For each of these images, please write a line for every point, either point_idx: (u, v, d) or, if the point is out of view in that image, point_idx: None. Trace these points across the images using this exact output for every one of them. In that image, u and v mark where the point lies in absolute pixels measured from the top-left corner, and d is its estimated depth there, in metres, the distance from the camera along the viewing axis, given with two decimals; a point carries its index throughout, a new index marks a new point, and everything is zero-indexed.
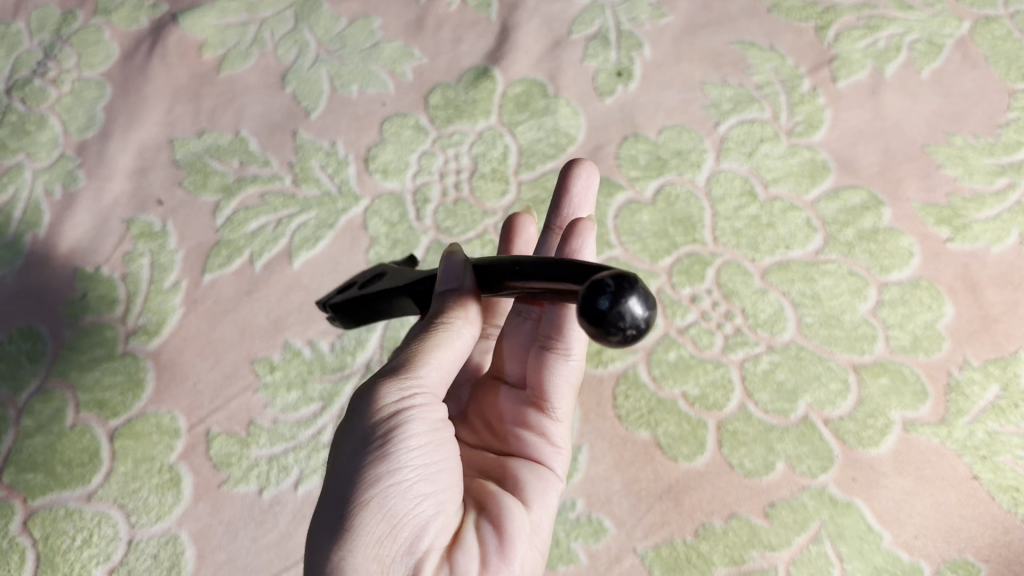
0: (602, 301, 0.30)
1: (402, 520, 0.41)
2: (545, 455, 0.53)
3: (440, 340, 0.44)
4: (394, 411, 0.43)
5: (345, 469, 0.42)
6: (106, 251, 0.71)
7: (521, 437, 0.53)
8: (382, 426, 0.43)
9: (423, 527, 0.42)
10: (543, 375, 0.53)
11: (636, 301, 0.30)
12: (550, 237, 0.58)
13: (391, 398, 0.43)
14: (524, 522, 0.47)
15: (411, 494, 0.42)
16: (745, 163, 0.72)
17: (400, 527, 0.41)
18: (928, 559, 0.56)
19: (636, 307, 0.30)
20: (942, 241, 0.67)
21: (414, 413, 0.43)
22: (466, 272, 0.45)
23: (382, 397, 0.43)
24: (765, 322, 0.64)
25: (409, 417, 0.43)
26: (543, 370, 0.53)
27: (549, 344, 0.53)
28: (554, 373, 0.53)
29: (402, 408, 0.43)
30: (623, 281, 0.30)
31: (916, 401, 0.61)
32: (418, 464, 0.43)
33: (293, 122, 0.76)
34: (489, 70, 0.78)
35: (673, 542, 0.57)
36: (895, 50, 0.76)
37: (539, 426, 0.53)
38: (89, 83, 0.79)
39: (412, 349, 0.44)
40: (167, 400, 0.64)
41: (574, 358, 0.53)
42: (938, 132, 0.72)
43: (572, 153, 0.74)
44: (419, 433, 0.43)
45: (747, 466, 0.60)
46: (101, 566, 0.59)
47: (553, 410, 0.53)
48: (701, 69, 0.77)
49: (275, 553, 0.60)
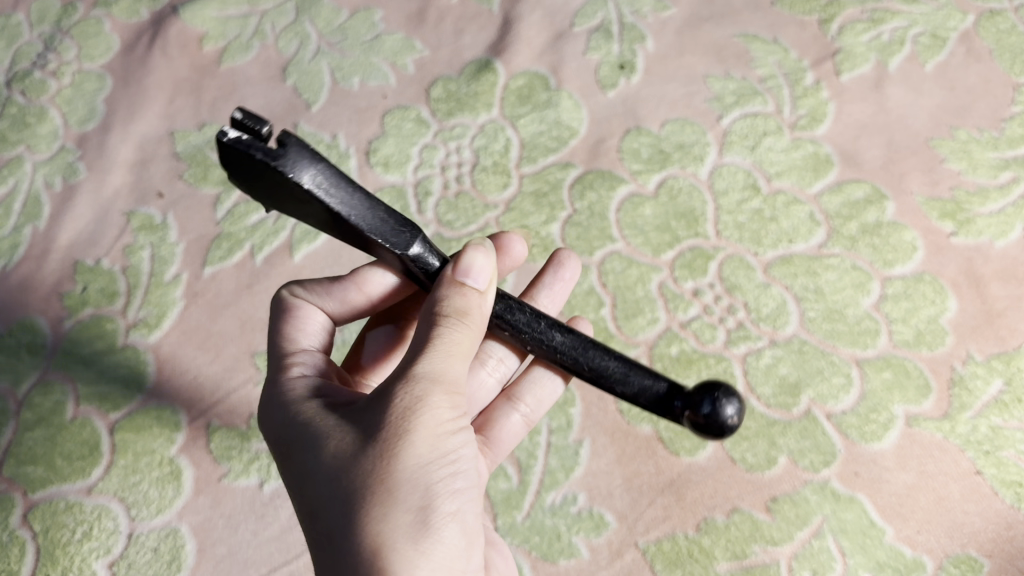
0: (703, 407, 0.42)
1: (466, 533, 0.42)
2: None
3: (466, 347, 0.43)
4: (449, 424, 0.42)
5: (409, 483, 0.40)
6: (107, 244, 0.70)
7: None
8: (444, 441, 0.41)
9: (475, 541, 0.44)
10: (492, 423, 0.57)
11: (729, 406, 0.42)
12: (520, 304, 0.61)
13: (449, 409, 0.42)
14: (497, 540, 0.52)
15: (468, 508, 0.43)
16: (748, 157, 0.71)
17: (465, 541, 0.42)
18: (931, 554, 0.56)
19: (729, 410, 0.42)
20: (946, 235, 0.67)
21: (461, 423, 0.43)
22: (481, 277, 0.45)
23: (440, 408, 0.41)
24: (768, 316, 0.64)
25: (459, 430, 0.43)
26: (497, 416, 0.57)
27: (507, 392, 0.58)
28: (504, 423, 0.57)
29: (455, 420, 0.42)
30: (731, 398, 0.43)
31: (919, 395, 0.60)
32: (469, 477, 0.43)
33: (293, 115, 0.76)
34: (491, 63, 0.78)
35: (675, 537, 0.57)
36: (899, 44, 0.76)
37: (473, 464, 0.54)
38: (90, 75, 0.79)
39: (444, 351, 0.42)
40: (168, 393, 0.64)
41: (525, 415, 0.57)
42: (942, 126, 0.72)
43: (574, 146, 0.73)
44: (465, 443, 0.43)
45: (749, 460, 0.59)
46: (101, 560, 0.59)
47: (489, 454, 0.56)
48: (704, 62, 0.76)
49: (276, 546, 0.59)
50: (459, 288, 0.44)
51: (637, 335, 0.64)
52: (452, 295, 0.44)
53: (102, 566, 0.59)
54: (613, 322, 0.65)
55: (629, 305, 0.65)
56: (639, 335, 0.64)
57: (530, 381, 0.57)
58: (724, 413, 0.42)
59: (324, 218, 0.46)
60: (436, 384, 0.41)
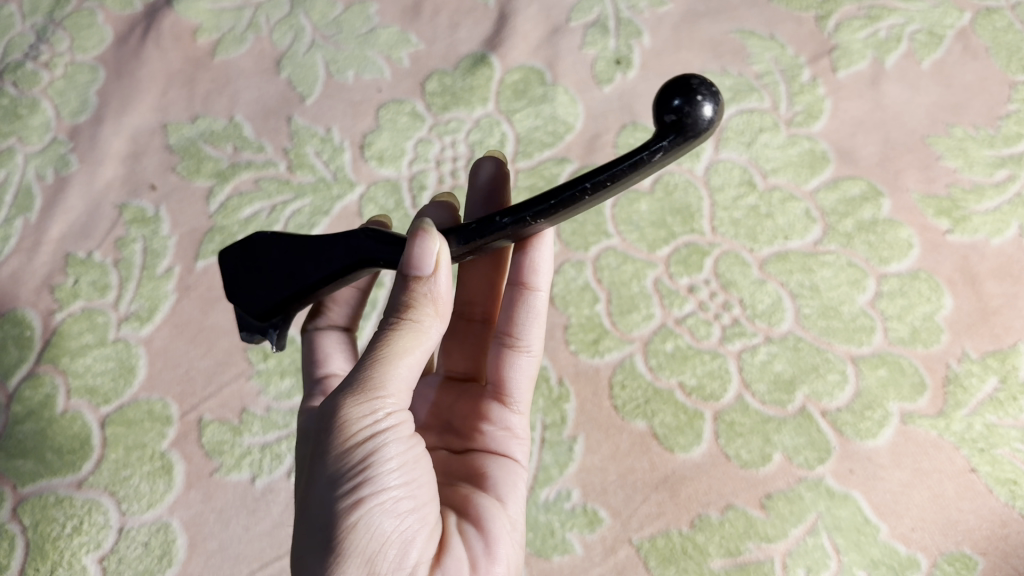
0: (675, 101, 0.38)
1: (390, 538, 0.40)
2: (510, 448, 0.55)
3: (404, 345, 0.41)
4: (366, 434, 0.41)
5: (322, 499, 0.40)
6: (99, 237, 0.70)
7: (486, 431, 0.55)
8: (358, 451, 0.40)
9: (410, 542, 0.41)
10: (499, 371, 0.56)
11: (707, 104, 0.38)
12: (518, 292, 0.55)
13: (363, 423, 0.40)
14: (504, 522, 0.49)
15: (396, 511, 0.41)
16: (744, 153, 0.71)
17: (389, 545, 0.40)
18: (925, 552, 0.56)
19: (707, 111, 0.38)
20: (941, 232, 0.66)
21: (388, 435, 0.41)
22: (433, 258, 0.40)
23: (352, 420, 0.40)
24: (763, 312, 0.64)
25: (382, 441, 0.41)
26: (503, 365, 0.56)
27: (505, 340, 0.56)
28: (512, 368, 0.56)
29: (376, 432, 0.41)
30: (706, 133, 0.39)
31: (914, 393, 0.60)
32: (395, 483, 0.41)
33: (288, 107, 0.76)
34: (487, 57, 0.77)
35: (669, 533, 0.57)
36: (895, 40, 0.75)
37: (503, 419, 0.56)
38: (83, 67, 0.78)
39: (364, 361, 0.41)
40: (159, 387, 0.64)
41: (530, 352, 0.56)
42: (938, 123, 0.71)
43: (570, 141, 0.73)
44: (395, 454, 0.41)
45: (744, 457, 0.59)
46: (91, 554, 0.59)
47: (513, 404, 0.56)
48: (700, 58, 0.76)
49: (267, 542, 0.59)
50: (405, 276, 0.41)
51: (632, 331, 0.63)
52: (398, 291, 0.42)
53: (92, 561, 0.59)
54: (607, 318, 0.64)
55: (624, 301, 0.65)
56: (634, 331, 0.63)
57: (542, 287, 0.55)
58: (701, 114, 0.38)
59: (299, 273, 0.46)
60: (352, 392, 0.40)
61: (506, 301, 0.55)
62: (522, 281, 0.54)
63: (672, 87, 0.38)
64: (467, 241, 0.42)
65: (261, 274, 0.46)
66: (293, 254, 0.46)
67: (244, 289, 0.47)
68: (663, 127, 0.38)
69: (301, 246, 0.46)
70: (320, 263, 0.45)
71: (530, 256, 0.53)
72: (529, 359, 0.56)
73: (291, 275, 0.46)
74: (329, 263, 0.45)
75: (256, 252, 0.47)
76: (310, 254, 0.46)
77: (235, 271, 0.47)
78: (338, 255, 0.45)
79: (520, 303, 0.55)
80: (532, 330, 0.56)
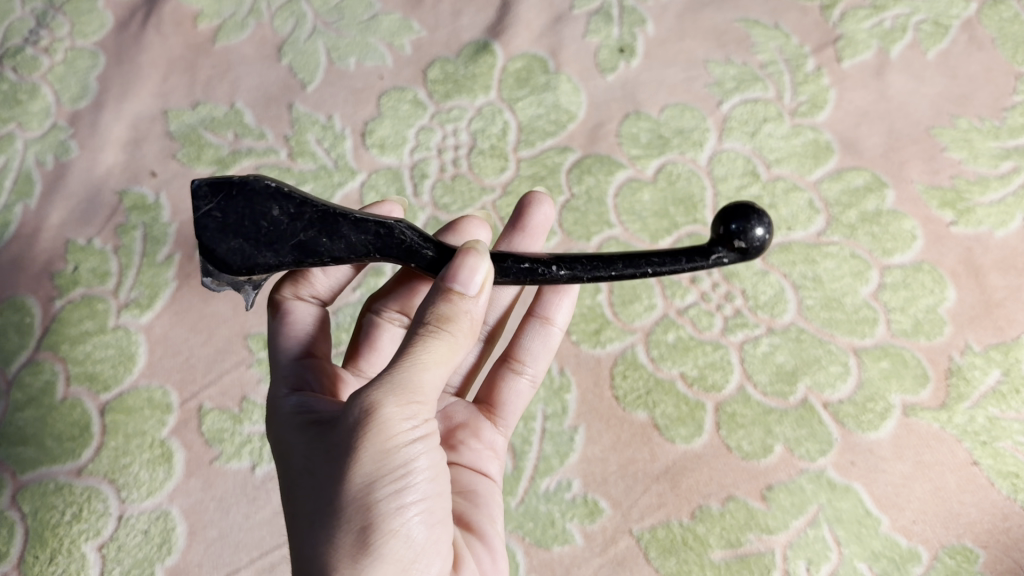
0: (733, 224, 0.42)
1: (424, 548, 0.40)
2: (491, 467, 0.54)
3: (446, 355, 0.40)
4: (405, 438, 0.39)
5: (356, 503, 0.39)
6: (99, 223, 0.70)
7: (472, 446, 0.54)
8: (398, 457, 0.39)
9: (438, 551, 0.42)
10: (497, 389, 0.57)
11: (761, 228, 0.42)
12: (530, 322, 0.57)
13: (404, 429, 0.39)
14: (499, 541, 0.50)
15: (429, 521, 0.41)
16: (748, 143, 0.71)
17: (422, 554, 0.40)
18: (926, 544, 0.56)
19: (759, 233, 0.42)
20: (945, 224, 0.66)
21: (424, 444, 0.40)
22: (478, 283, 0.42)
23: (395, 425, 0.39)
24: (765, 304, 0.63)
25: (419, 449, 0.40)
26: (502, 384, 0.57)
27: (512, 361, 0.57)
28: (511, 388, 0.57)
29: (415, 439, 0.40)
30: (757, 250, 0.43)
31: (917, 385, 0.60)
32: (429, 492, 0.41)
33: (289, 94, 0.75)
34: (490, 44, 0.77)
35: (670, 524, 0.57)
36: (901, 31, 0.75)
37: (490, 437, 0.55)
38: (83, 53, 0.78)
39: (405, 366, 0.39)
40: (159, 375, 0.64)
41: (530, 377, 0.57)
42: (943, 115, 0.71)
43: (573, 130, 0.72)
44: (429, 463, 0.41)
45: (745, 448, 0.59)
46: (90, 542, 0.59)
47: (502, 424, 0.56)
48: (705, 46, 0.76)
49: (267, 530, 0.59)
50: (448, 292, 0.41)
51: (633, 322, 0.63)
52: (438, 303, 0.41)
53: (92, 549, 0.58)
54: (609, 308, 0.64)
55: (626, 291, 0.64)
56: (636, 321, 0.63)
57: (560, 324, 0.58)
58: (754, 236, 0.42)
59: (297, 243, 0.46)
60: (393, 393, 0.39)
61: (521, 328, 0.58)
62: (544, 316, 0.57)
63: (733, 210, 0.42)
64: (521, 278, 0.47)
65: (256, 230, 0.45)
66: (304, 222, 0.46)
67: (235, 239, 0.45)
68: (718, 238, 0.43)
69: (310, 216, 0.46)
70: (336, 242, 0.46)
71: (559, 292, 0.57)
72: (529, 385, 0.57)
73: (300, 244, 0.46)
74: (341, 242, 0.46)
75: (257, 205, 0.45)
76: (322, 225, 0.46)
77: (228, 217, 0.45)
78: (355, 238, 0.46)
79: (535, 331, 0.57)
80: (536, 359, 0.57)
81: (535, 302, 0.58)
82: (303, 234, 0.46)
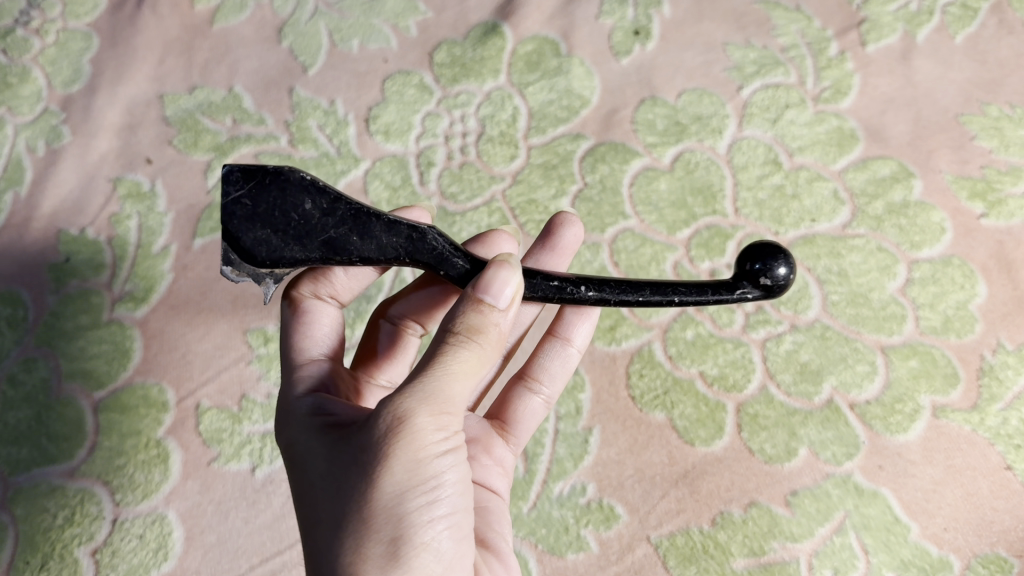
0: (756, 263, 0.43)
1: (453, 562, 0.38)
2: (499, 484, 0.51)
3: (476, 365, 0.38)
4: (435, 449, 0.37)
5: (384, 516, 0.36)
6: (93, 213, 0.67)
7: (482, 461, 0.51)
8: (427, 470, 0.37)
9: (463, 565, 0.39)
10: (510, 405, 0.54)
11: (782, 267, 0.43)
12: (549, 343, 0.54)
13: (433, 440, 0.37)
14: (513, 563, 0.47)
15: (456, 535, 0.38)
16: (770, 130, 0.68)
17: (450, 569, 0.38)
18: (958, 553, 0.53)
19: (782, 271, 0.43)
20: (975, 216, 0.63)
21: (452, 455, 0.38)
22: (508, 297, 0.39)
23: (425, 436, 0.36)
24: (789, 299, 0.60)
25: (447, 462, 0.37)
26: (516, 402, 0.54)
27: (527, 378, 0.54)
28: (524, 407, 0.54)
29: (444, 451, 0.37)
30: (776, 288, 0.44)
31: (947, 385, 0.57)
32: (457, 506, 0.38)
33: (289, 78, 0.72)
34: (499, 26, 0.73)
35: (689, 531, 0.54)
36: (928, 13, 0.72)
37: (500, 454, 0.52)
38: (75, 34, 0.74)
39: (435, 375, 0.37)
40: (155, 372, 0.61)
41: (545, 398, 0.54)
42: (972, 101, 0.68)
43: (586, 117, 0.69)
44: (456, 475, 0.38)
45: (768, 452, 0.56)
46: (84, 547, 0.56)
47: (514, 442, 0.54)
48: (723, 29, 0.72)
49: (268, 535, 0.56)
50: (478, 302, 0.39)
51: (650, 318, 0.60)
52: (467, 311, 0.38)
53: (85, 554, 0.56)
54: None
55: None
56: (653, 317, 0.60)
57: (580, 345, 0.55)
58: (778, 274, 0.43)
59: (326, 239, 0.43)
60: (425, 403, 0.36)
61: (541, 346, 0.55)
62: (565, 337, 0.54)
63: (753, 250, 0.44)
64: (550, 295, 0.44)
65: (286, 222, 0.43)
66: (336, 217, 0.43)
67: (262, 228, 0.43)
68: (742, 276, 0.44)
69: (344, 213, 0.43)
70: (367, 242, 0.43)
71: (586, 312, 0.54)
72: (545, 404, 0.54)
73: (329, 240, 0.43)
74: (372, 243, 0.43)
75: (289, 196, 0.43)
76: (355, 224, 0.43)
77: (258, 206, 0.43)
78: (388, 240, 0.43)
79: (553, 350, 0.54)
80: (553, 379, 0.55)
81: (556, 320, 0.55)
82: (334, 230, 0.43)
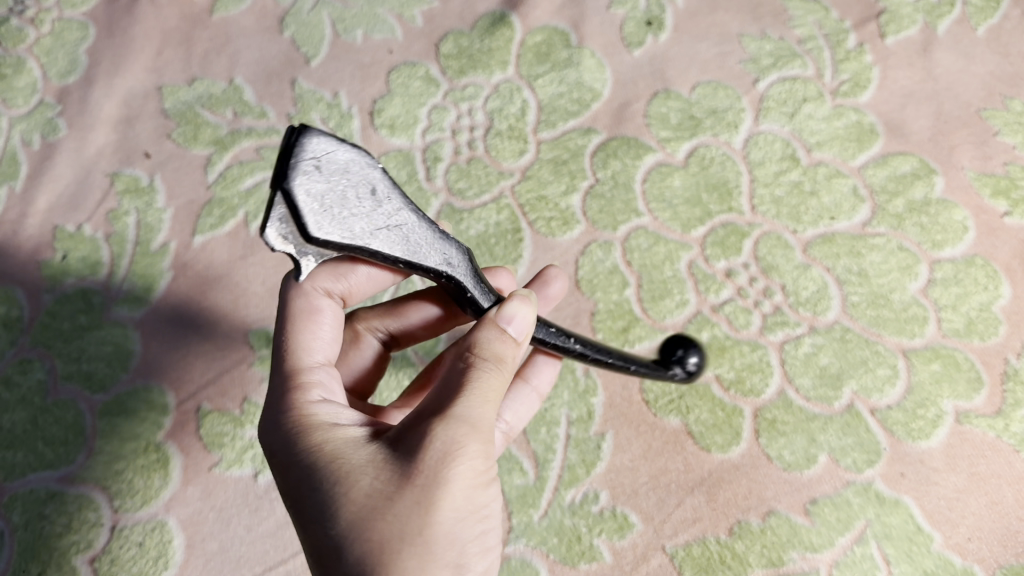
0: (678, 349, 0.52)
1: None
2: None
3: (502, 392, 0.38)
4: (483, 471, 0.36)
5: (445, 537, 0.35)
6: (90, 209, 0.65)
7: None
8: (476, 492, 0.36)
9: None
10: None
11: (695, 356, 0.52)
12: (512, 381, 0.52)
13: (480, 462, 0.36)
14: None
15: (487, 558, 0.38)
16: (786, 125, 0.66)
17: None
18: (983, 564, 0.51)
19: (694, 359, 0.52)
20: (999, 215, 0.61)
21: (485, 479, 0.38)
22: (522, 329, 0.40)
23: (477, 457, 0.36)
24: (808, 300, 0.59)
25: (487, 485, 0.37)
26: None
27: None
28: None
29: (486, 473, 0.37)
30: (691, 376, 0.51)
31: (970, 390, 0.56)
32: (490, 528, 0.38)
33: (291, 70, 0.70)
34: (507, 16, 0.71)
35: (706, 541, 0.53)
36: (948, 5, 0.70)
37: None
38: (71, 24, 0.72)
39: (477, 399, 0.37)
40: (155, 373, 0.59)
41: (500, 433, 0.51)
42: (995, 96, 0.66)
43: (597, 110, 0.67)
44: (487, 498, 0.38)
45: (787, 459, 0.54)
46: (81, 555, 0.54)
47: None
48: (738, 20, 0.70)
49: (271, 543, 0.54)
50: (502, 331, 0.39)
51: (665, 319, 0.59)
52: (493, 340, 0.39)
53: (83, 562, 0.54)
54: (637, 304, 0.60)
55: (655, 286, 0.60)
56: (667, 319, 0.59)
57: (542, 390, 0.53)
58: (692, 362, 0.51)
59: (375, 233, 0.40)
60: (476, 427, 0.36)
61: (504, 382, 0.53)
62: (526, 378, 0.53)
63: (679, 339, 0.52)
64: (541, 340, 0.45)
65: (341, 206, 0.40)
66: (390, 216, 0.41)
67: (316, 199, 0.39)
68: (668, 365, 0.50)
69: (397, 215, 0.41)
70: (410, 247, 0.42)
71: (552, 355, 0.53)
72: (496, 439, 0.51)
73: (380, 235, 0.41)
74: (417, 251, 0.42)
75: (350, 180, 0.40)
76: (404, 229, 0.41)
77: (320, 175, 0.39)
78: (431, 252, 0.42)
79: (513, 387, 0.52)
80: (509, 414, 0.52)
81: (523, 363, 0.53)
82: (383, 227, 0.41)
